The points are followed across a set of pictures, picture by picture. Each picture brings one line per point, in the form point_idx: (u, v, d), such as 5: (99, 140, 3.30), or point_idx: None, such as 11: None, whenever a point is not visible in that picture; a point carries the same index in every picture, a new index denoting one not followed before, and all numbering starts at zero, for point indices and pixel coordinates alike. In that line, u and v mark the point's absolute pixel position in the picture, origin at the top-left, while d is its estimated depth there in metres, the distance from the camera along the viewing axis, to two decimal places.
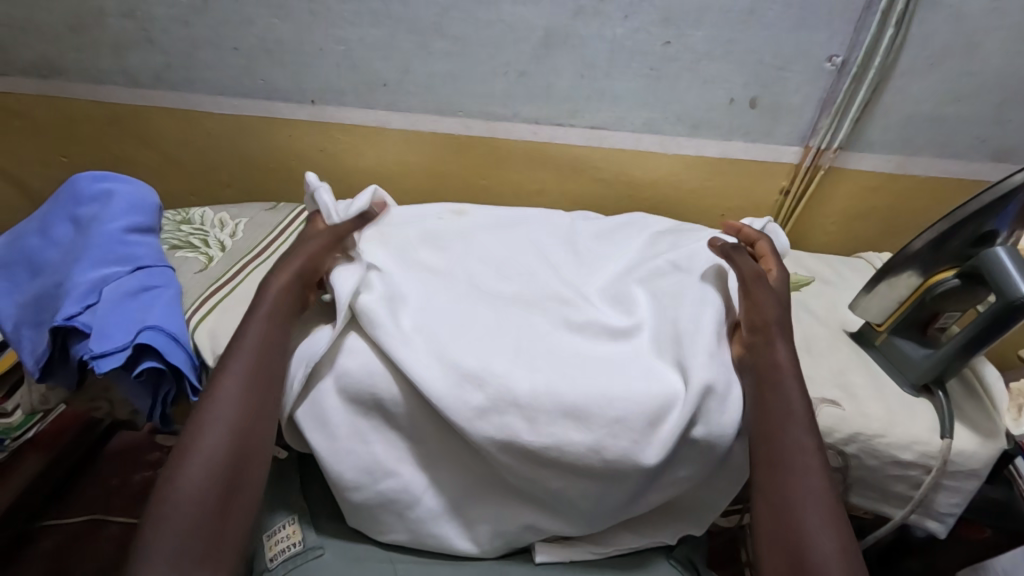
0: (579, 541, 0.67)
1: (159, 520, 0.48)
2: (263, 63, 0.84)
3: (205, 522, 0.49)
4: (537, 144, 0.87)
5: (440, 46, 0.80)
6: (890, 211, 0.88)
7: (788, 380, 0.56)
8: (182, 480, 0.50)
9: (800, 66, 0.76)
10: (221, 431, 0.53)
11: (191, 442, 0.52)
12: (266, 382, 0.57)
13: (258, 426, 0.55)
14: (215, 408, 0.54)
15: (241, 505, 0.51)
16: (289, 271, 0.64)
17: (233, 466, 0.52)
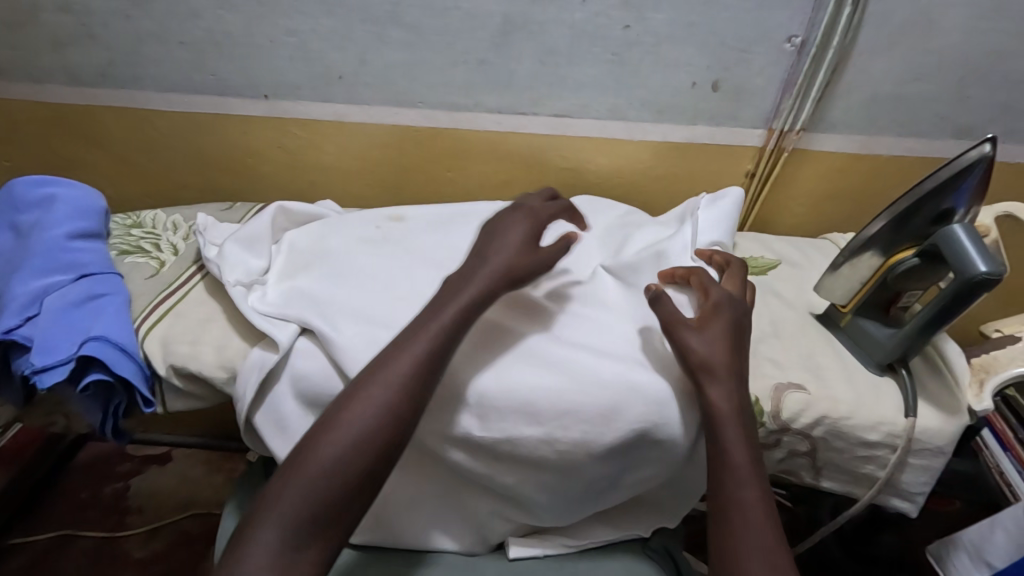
0: (554, 536, 0.67)
1: (274, 505, 0.45)
2: (212, 57, 0.81)
3: (316, 517, 0.45)
4: (501, 134, 0.86)
5: (395, 35, 0.77)
6: (854, 191, 0.88)
7: (729, 428, 0.53)
8: (308, 463, 0.46)
9: (762, 47, 0.75)
10: (361, 418, 0.48)
11: (329, 421, 0.48)
12: (422, 380, 0.51)
13: (398, 426, 0.49)
14: (366, 392, 0.49)
15: (356, 508, 0.47)
16: (489, 268, 0.59)
17: (358, 463, 0.47)
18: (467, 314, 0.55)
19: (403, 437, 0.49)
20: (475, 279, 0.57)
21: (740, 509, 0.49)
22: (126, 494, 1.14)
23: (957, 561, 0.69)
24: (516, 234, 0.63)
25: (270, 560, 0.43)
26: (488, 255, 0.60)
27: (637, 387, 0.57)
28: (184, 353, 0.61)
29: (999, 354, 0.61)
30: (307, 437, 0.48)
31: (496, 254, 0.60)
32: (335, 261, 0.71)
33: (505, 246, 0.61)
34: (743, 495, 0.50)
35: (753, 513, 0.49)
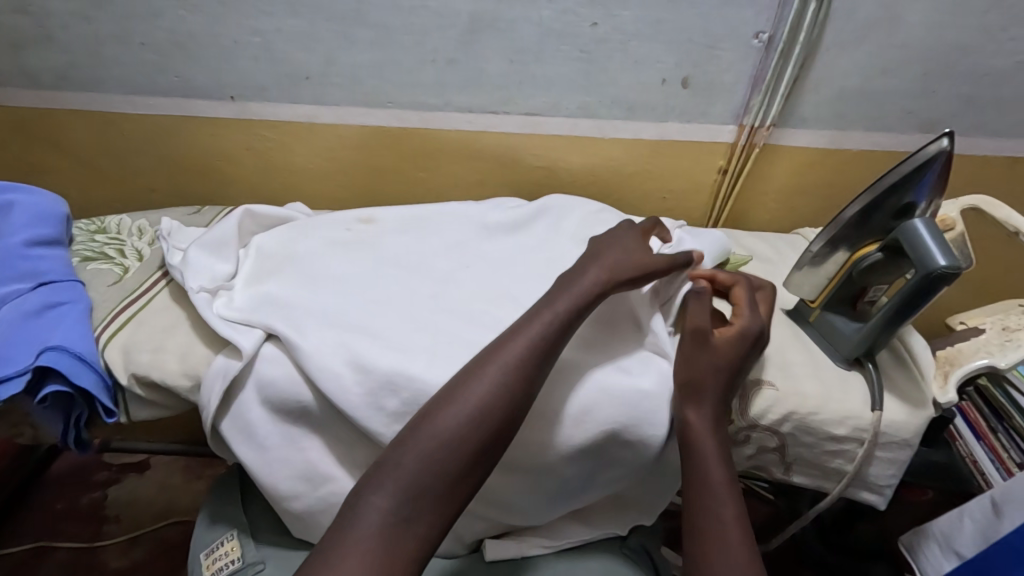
0: (530, 536, 0.66)
1: (388, 475, 0.48)
2: (175, 58, 0.79)
3: (430, 487, 0.48)
4: (472, 134, 0.85)
5: (362, 35, 0.76)
6: (826, 185, 0.88)
7: (704, 444, 0.54)
8: (424, 434, 0.49)
9: (730, 43, 0.75)
10: (474, 397, 0.51)
11: (444, 398, 0.51)
12: (536, 365, 0.53)
13: (510, 409, 0.51)
14: (481, 373, 0.52)
15: (467, 483, 0.49)
16: (604, 263, 0.61)
17: (470, 439, 0.49)
18: (583, 306, 0.57)
19: (514, 419, 0.51)
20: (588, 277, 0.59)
21: (717, 526, 0.50)
22: (103, 503, 1.13)
23: (928, 551, 0.69)
24: (631, 239, 0.65)
25: (384, 521, 0.46)
26: (604, 254, 0.62)
27: (608, 388, 0.57)
28: (146, 361, 0.60)
29: (963, 346, 0.62)
30: (424, 410, 0.51)
31: (611, 255, 0.62)
32: (303, 265, 0.70)
33: (619, 247, 0.63)
34: (718, 513, 0.51)
35: (730, 531, 0.50)
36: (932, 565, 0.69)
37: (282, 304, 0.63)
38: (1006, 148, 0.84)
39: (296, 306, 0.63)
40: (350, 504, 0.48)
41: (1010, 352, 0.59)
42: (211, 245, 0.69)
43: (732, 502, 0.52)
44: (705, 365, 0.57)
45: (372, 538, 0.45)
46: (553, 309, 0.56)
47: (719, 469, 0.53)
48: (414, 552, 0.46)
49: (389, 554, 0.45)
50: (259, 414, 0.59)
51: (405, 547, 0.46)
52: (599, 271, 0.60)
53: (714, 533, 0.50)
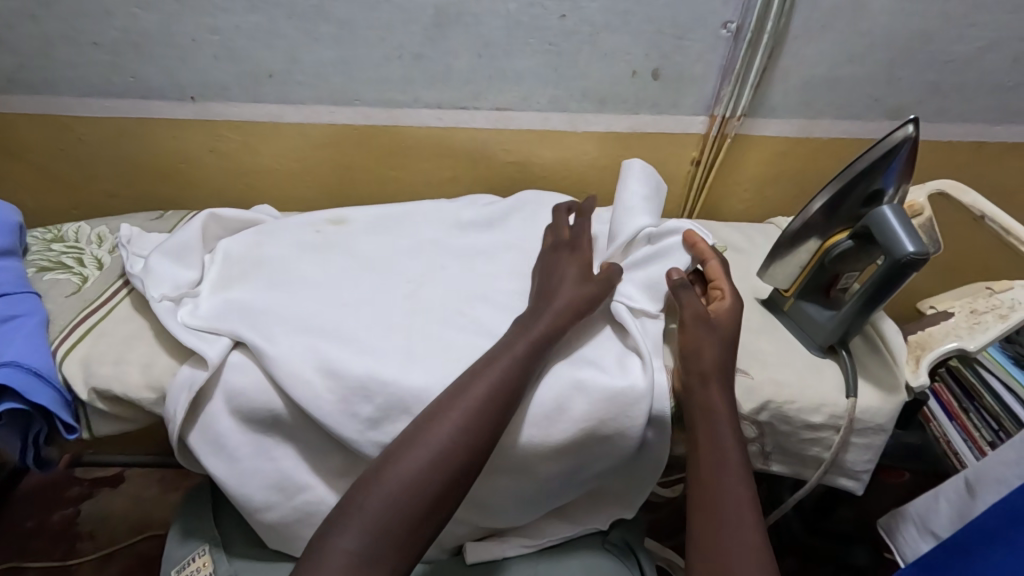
0: (510, 536, 0.66)
1: (351, 519, 0.47)
2: (130, 58, 0.76)
3: (393, 530, 0.47)
4: (442, 131, 0.84)
5: (326, 31, 0.74)
6: (796, 174, 0.89)
7: (721, 423, 0.54)
8: (388, 475, 0.49)
9: (698, 34, 0.75)
10: (439, 435, 0.50)
11: (410, 438, 0.51)
12: (501, 401, 0.53)
13: (475, 447, 0.51)
14: (445, 411, 0.52)
15: (431, 522, 0.49)
16: (557, 305, 0.60)
17: (436, 477, 0.49)
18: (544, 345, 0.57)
19: (480, 457, 0.51)
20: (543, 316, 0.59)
21: (733, 510, 0.50)
22: (77, 519, 1.09)
23: (906, 532, 0.70)
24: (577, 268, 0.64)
25: (347, 565, 0.45)
26: (557, 293, 0.61)
27: (585, 383, 0.57)
28: (107, 374, 0.57)
29: (933, 330, 0.62)
30: (387, 452, 0.51)
31: (563, 292, 0.61)
32: (270, 268, 0.68)
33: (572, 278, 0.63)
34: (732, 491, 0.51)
35: (747, 511, 0.50)
36: (910, 546, 0.70)
37: (252, 311, 0.62)
38: (971, 133, 0.85)
39: (263, 312, 0.62)
40: (311, 550, 0.46)
41: (978, 335, 0.59)
42: (170, 255, 0.66)
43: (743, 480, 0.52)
44: (714, 352, 0.57)
45: None
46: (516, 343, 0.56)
47: (737, 445, 0.53)
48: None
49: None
50: (228, 425, 0.57)
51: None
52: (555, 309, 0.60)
53: (725, 521, 0.50)
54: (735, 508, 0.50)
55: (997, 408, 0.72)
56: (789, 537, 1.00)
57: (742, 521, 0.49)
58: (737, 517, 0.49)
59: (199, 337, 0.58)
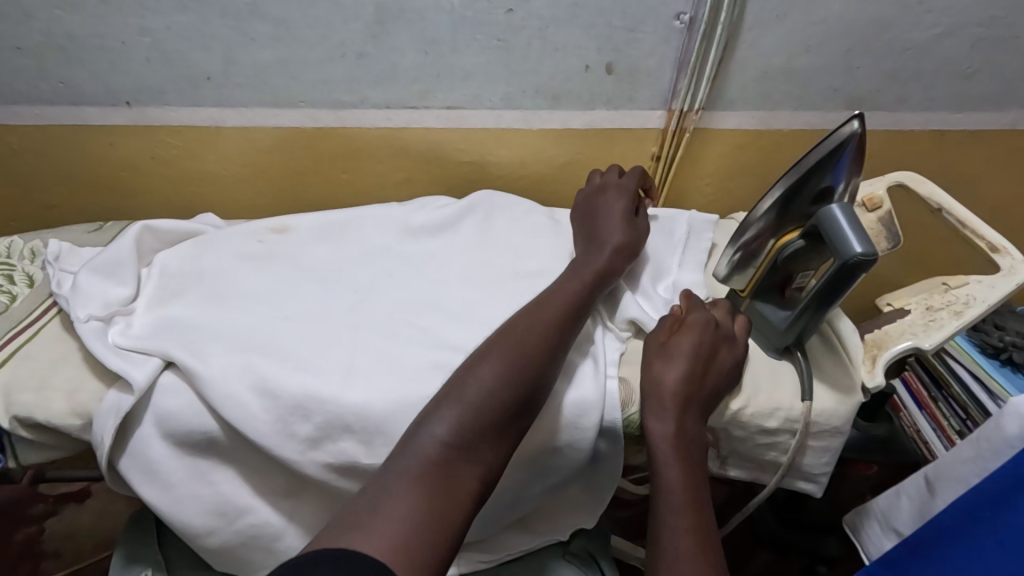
0: (466, 551, 0.64)
1: (446, 407, 0.46)
2: (56, 63, 0.72)
3: (488, 422, 0.46)
4: (393, 131, 0.81)
5: (261, 31, 0.71)
6: (758, 168, 0.87)
7: (665, 451, 0.52)
8: (479, 371, 0.48)
9: (650, 26, 0.72)
10: (527, 339, 0.51)
11: (495, 344, 0.51)
12: (571, 321, 0.55)
13: (557, 352, 0.52)
14: (531, 322, 0.53)
15: (519, 424, 0.48)
16: (610, 241, 0.65)
17: (524, 376, 0.49)
18: (606, 277, 0.61)
19: (558, 366, 0.52)
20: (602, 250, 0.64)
21: (672, 542, 0.47)
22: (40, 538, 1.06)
23: (869, 528, 0.70)
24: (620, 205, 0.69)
25: (440, 452, 0.44)
26: (603, 230, 0.67)
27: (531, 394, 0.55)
28: (29, 401, 0.55)
29: (891, 328, 0.61)
30: (472, 357, 0.50)
31: (609, 229, 0.67)
32: (212, 283, 0.65)
33: (609, 226, 0.67)
34: (672, 524, 0.48)
35: (685, 542, 0.47)
36: (874, 543, 0.69)
37: (190, 329, 0.59)
38: (931, 121, 0.84)
39: (201, 328, 0.59)
40: (408, 436, 0.45)
41: (933, 333, 0.58)
42: (100, 276, 0.63)
43: (692, 512, 0.49)
44: (673, 369, 0.54)
45: (428, 468, 0.42)
46: (579, 273, 0.60)
47: (683, 475, 0.51)
48: (472, 489, 0.43)
49: (447, 486, 0.42)
50: (159, 449, 0.54)
51: (467, 481, 0.43)
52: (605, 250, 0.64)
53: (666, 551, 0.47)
54: (674, 540, 0.47)
55: (962, 395, 0.72)
56: (775, 543, 1.00)
57: (678, 555, 0.46)
58: (673, 551, 0.46)
59: (127, 362, 0.56)
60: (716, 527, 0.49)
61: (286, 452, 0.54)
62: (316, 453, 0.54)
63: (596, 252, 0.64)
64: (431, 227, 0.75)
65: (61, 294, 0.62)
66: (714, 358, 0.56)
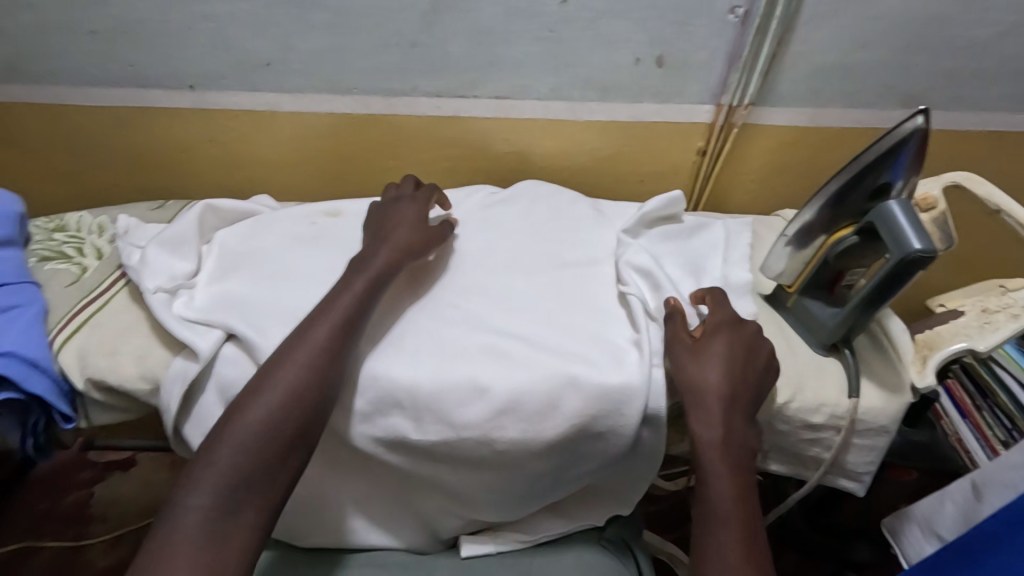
0: (503, 530, 0.67)
1: (201, 470, 0.47)
2: (126, 46, 0.76)
3: (265, 456, 0.48)
4: (441, 119, 0.82)
5: (319, 19, 0.73)
6: (805, 164, 0.86)
7: (711, 460, 0.51)
8: (243, 424, 0.49)
9: (703, 19, 0.72)
10: (287, 382, 0.51)
11: (245, 394, 0.51)
12: (338, 350, 0.54)
13: (327, 380, 0.52)
14: (284, 362, 0.52)
15: (290, 463, 0.50)
16: (392, 241, 0.64)
17: (280, 423, 0.50)
18: (383, 280, 0.60)
19: (331, 398, 0.53)
20: (377, 254, 0.63)
21: (719, 554, 0.47)
22: (89, 501, 1.11)
23: (909, 534, 0.69)
24: (415, 207, 0.69)
25: (204, 518, 0.45)
26: (390, 230, 0.66)
27: (576, 379, 0.56)
28: (103, 365, 0.58)
29: (943, 329, 0.60)
30: (251, 385, 0.52)
31: (396, 229, 0.66)
32: (267, 260, 0.68)
33: (392, 226, 0.66)
34: (719, 536, 0.48)
35: (731, 556, 0.47)
36: (914, 547, 0.68)
37: (248, 304, 0.62)
38: (988, 122, 0.82)
39: (259, 303, 0.62)
40: (168, 505, 0.46)
41: (988, 335, 0.57)
42: (165, 252, 0.66)
43: (740, 524, 0.49)
44: (710, 368, 0.55)
45: (194, 538, 0.44)
46: (349, 288, 0.58)
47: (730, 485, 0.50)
48: (246, 540, 0.46)
49: (218, 549, 0.44)
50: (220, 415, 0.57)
51: (250, 513, 0.47)
52: (387, 250, 0.63)
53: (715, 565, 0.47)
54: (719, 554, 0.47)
55: (1011, 405, 0.67)
56: (803, 546, 0.99)
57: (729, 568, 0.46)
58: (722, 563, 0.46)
59: (192, 333, 0.58)
60: (764, 536, 0.49)
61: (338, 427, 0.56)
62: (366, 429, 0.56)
63: (375, 252, 0.63)
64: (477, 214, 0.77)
65: (130, 268, 0.66)
66: (750, 356, 0.56)
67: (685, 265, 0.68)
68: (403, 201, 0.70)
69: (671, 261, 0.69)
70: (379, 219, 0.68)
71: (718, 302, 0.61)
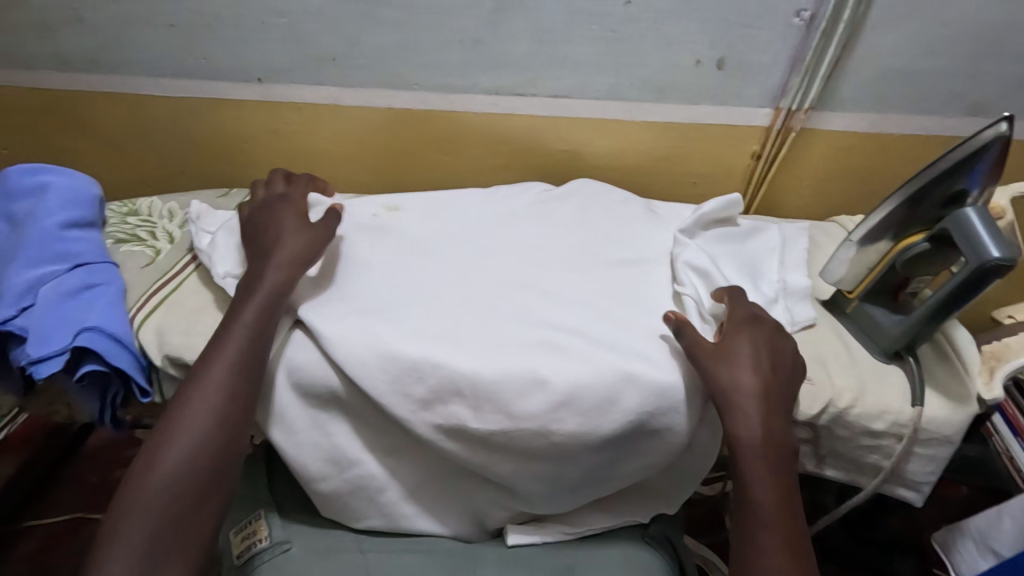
0: (550, 522, 0.67)
1: (113, 536, 0.47)
2: (201, 39, 0.79)
3: (185, 500, 0.50)
4: (498, 116, 0.84)
5: (387, 16, 0.75)
6: (862, 171, 0.85)
7: (749, 464, 0.52)
8: (147, 485, 0.49)
9: (767, 22, 0.72)
10: (190, 433, 0.52)
11: (147, 455, 0.51)
12: (237, 390, 0.55)
13: (227, 424, 0.53)
14: (182, 413, 0.53)
15: (207, 511, 0.50)
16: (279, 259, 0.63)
17: (188, 475, 0.50)
18: (272, 306, 0.60)
19: (234, 438, 0.53)
20: (265, 276, 0.61)
21: (760, 560, 0.48)
22: None
23: (963, 549, 0.68)
24: (285, 216, 0.67)
25: None
26: (278, 245, 0.64)
27: (635, 376, 0.57)
28: (179, 343, 0.61)
29: (1011, 341, 0.59)
30: (160, 432, 0.52)
31: (286, 244, 0.64)
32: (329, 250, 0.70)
33: (288, 240, 0.64)
34: (760, 540, 0.49)
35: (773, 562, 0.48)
36: (967, 564, 0.67)
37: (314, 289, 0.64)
38: None
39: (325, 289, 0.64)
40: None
41: None
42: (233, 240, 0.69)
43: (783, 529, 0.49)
44: (745, 366, 0.55)
45: None
46: (236, 326, 0.58)
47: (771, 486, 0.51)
48: None
49: None
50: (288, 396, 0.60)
51: (184, 555, 0.48)
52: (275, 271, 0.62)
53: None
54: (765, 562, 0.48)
55: None
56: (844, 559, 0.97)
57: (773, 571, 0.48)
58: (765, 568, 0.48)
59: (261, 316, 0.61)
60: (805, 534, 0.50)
61: (400, 413, 0.57)
62: (426, 416, 0.58)
63: (270, 270, 0.62)
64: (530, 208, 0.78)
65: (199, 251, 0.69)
66: (779, 352, 0.57)
67: (741, 266, 0.68)
68: (276, 201, 0.69)
69: (728, 261, 0.69)
70: (259, 224, 0.67)
71: (734, 302, 0.60)
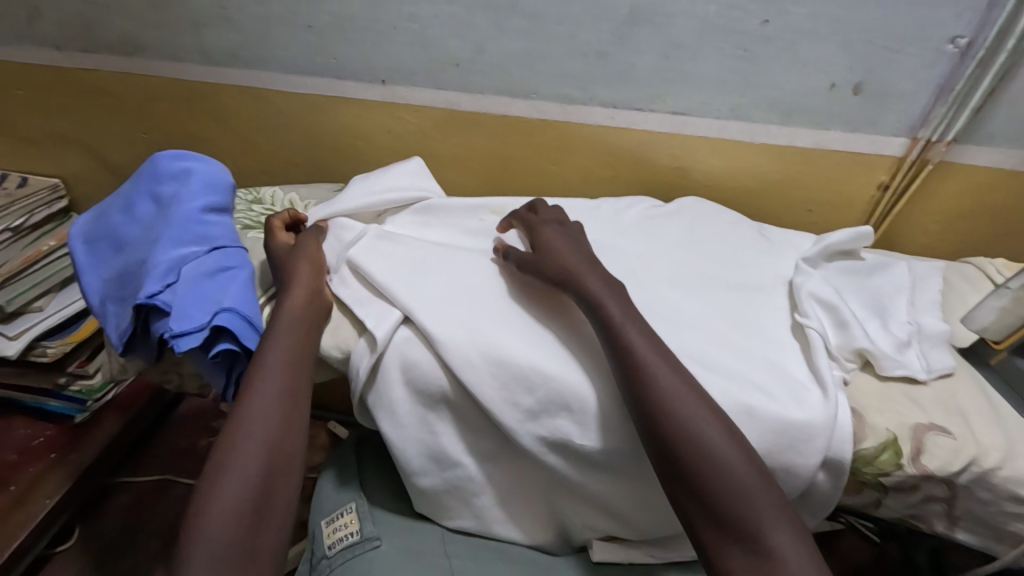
0: (637, 543, 0.65)
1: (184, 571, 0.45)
2: (335, 41, 0.83)
3: (252, 521, 0.48)
4: (612, 130, 0.83)
5: (516, 24, 0.76)
6: (1003, 211, 0.79)
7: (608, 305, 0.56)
8: (207, 517, 0.47)
9: (916, 47, 0.68)
10: (243, 458, 0.51)
11: (201, 489, 0.49)
12: (285, 411, 0.55)
13: (279, 443, 0.53)
14: (232, 441, 0.52)
15: (272, 531, 0.49)
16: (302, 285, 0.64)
17: (249, 498, 0.49)
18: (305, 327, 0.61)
19: (288, 455, 0.53)
20: (290, 301, 0.62)
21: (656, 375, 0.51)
22: None
23: None
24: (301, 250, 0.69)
25: None
26: (297, 274, 0.65)
27: (755, 412, 0.53)
28: None
29: None
30: (212, 466, 0.51)
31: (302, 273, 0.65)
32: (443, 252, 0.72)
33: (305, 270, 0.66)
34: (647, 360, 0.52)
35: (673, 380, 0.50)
36: None
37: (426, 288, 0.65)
38: None
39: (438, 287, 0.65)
40: None
41: None
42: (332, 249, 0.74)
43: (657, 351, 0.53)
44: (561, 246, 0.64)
45: None
46: (275, 353, 0.58)
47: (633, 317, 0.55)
48: None
49: None
50: (400, 392, 0.61)
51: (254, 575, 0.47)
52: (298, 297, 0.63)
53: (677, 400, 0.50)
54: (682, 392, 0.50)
55: None
56: None
57: (710, 448, 0.47)
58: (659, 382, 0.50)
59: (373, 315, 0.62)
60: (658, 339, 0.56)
61: (507, 421, 0.57)
62: (534, 428, 0.57)
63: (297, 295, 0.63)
64: (636, 223, 0.77)
65: None
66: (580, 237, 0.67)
67: (870, 304, 0.65)
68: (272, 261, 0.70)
69: (853, 297, 0.66)
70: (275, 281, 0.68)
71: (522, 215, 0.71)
